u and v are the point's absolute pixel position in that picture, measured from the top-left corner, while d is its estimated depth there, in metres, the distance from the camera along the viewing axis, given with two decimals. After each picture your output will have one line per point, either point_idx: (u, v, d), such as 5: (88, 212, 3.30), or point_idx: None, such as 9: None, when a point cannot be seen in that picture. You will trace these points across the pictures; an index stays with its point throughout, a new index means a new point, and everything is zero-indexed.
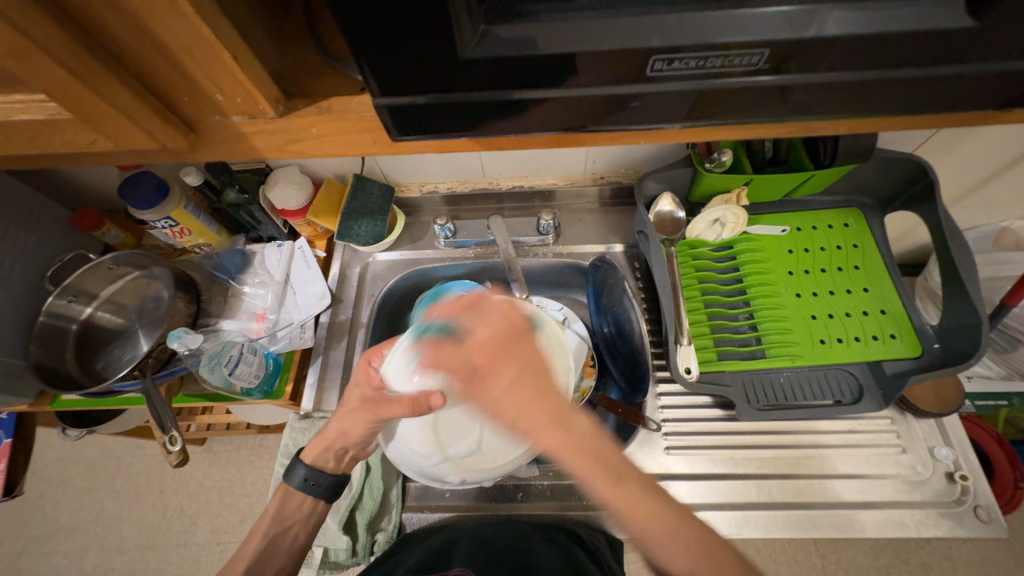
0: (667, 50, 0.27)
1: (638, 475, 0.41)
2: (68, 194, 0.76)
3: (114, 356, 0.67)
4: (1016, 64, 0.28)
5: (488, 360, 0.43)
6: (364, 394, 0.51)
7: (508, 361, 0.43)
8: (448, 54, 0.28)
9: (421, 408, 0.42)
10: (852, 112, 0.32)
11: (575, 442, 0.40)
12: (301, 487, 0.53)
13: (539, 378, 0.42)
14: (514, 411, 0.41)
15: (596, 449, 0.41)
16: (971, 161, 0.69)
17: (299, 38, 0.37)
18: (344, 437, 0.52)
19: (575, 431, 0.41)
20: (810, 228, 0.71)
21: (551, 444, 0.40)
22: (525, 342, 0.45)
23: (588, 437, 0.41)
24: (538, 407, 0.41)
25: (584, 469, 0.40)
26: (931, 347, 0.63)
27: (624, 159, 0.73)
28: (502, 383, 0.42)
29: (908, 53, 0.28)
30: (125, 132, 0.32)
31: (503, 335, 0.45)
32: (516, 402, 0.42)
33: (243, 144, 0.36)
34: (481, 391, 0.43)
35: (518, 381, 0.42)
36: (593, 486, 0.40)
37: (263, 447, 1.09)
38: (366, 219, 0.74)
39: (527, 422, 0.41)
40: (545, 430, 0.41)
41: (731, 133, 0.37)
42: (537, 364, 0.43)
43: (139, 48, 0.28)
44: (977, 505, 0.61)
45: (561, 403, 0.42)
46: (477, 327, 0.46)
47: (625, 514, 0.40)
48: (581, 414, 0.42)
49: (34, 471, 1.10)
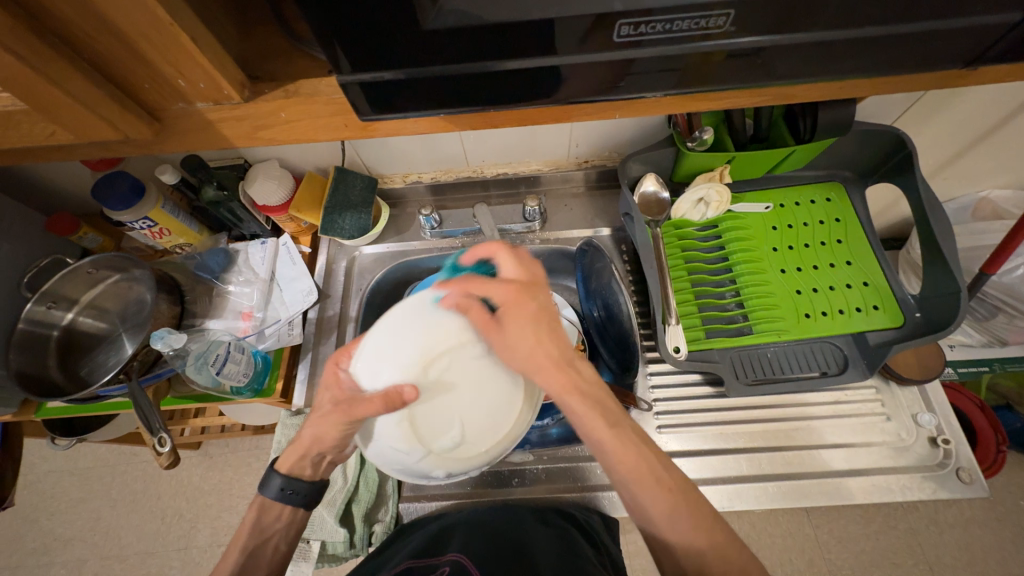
0: (629, 15, 0.27)
1: (628, 419, 0.45)
2: (41, 198, 0.74)
3: (98, 361, 0.66)
4: (975, 19, 0.28)
5: (516, 292, 0.45)
6: (334, 397, 0.48)
7: (534, 296, 0.45)
8: (410, 26, 0.27)
9: (395, 402, 0.42)
10: (821, 74, 0.32)
11: (580, 383, 0.44)
12: (278, 497, 0.53)
13: (550, 325, 0.45)
14: (529, 349, 0.44)
15: (596, 395, 0.44)
16: (948, 131, 0.69)
17: (263, 22, 0.37)
18: (319, 442, 0.50)
19: (579, 375, 0.44)
20: (793, 204, 0.72)
21: (561, 383, 0.44)
22: (542, 289, 0.46)
23: (593, 384, 0.45)
24: (550, 351, 0.44)
25: (586, 411, 0.43)
26: (913, 316, 0.64)
27: (608, 142, 0.73)
28: (519, 322, 0.44)
29: (868, 12, 0.28)
30: (85, 123, 0.31)
31: (532, 283, 0.46)
32: (531, 339, 0.44)
33: (210, 132, 0.35)
34: (498, 326, 0.44)
35: (538, 320, 0.44)
36: (593, 427, 0.43)
37: (259, 448, 1.08)
38: (350, 212, 0.73)
39: (541, 360, 0.44)
40: (555, 372, 0.44)
41: (707, 103, 0.36)
42: (551, 309, 0.46)
43: (92, 32, 0.27)
44: (959, 467, 0.62)
45: (567, 351, 0.45)
46: (497, 283, 0.45)
47: (618, 459, 0.43)
48: (588, 364, 0.47)
49: (26, 483, 1.09)
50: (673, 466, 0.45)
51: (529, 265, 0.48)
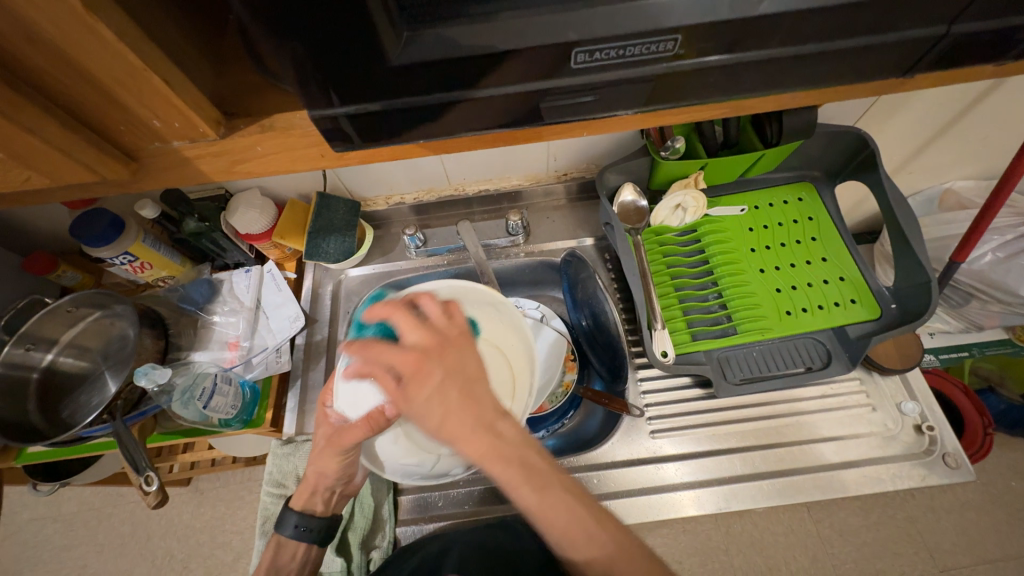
0: (586, 43, 0.29)
1: (563, 476, 0.40)
2: (18, 239, 0.73)
3: (81, 402, 0.64)
4: (908, 32, 0.30)
5: (416, 363, 0.38)
6: (326, 434, 0.53)
7: (436, 361, 0.38)
8: (378, 62, 0.28)
9: (378, 423, 0.45)
10: (772, 87, 0.34)
11: (502, 448, 0.38)
12: (293, 534, 0.54)
13: (466, 388, 0.38)
14: (441, 418, 0.37)
15: (523, 454, 0.39)
16: (907, 129, 0.72)
17: (237, 59, 0.37)
18: (323, 478, 0.53)
19: (503, 439, 0.38)
20: (767, 205, 0.74)
21: (477, 454, 0.37)
22: (461, 346, 0.40)
23: (516, 444, 0.39)
24: (466, 418, 0.38)
25: (509, 480, 0.38)
26: (889, 307, 0.66)
27: (585, 155, 0.74)
28: (428, 391, 0.38)
29: (809, 30, 0.30)
30: (61, 167, 0.31)
31: (439, 344, 0.39)
32: (443, 407, 0.37)
33: (188, 169, 0.36)
34: (406, 396, 0.38)
35: (445, 387, 0.38)
36: (517, 495, 0.38)
37: (251, 480, 1.05)
38: (334, 236, 0.73)
39: (453, 430, 0.37)
40: (472, 438, 0.37)
41: (670, 118, 0.38)
42: (469, 368, 0.39)
43: (66, 79, 0.28)
44: (945, 452, 0.64)
45: (489, 410, 0.39)
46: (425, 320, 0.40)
47: (543, 516, 0.38)
48: (511, 419, 0.39)
49: (8, 534, 1.04)
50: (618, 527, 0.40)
51: (438, 319, 0.41)
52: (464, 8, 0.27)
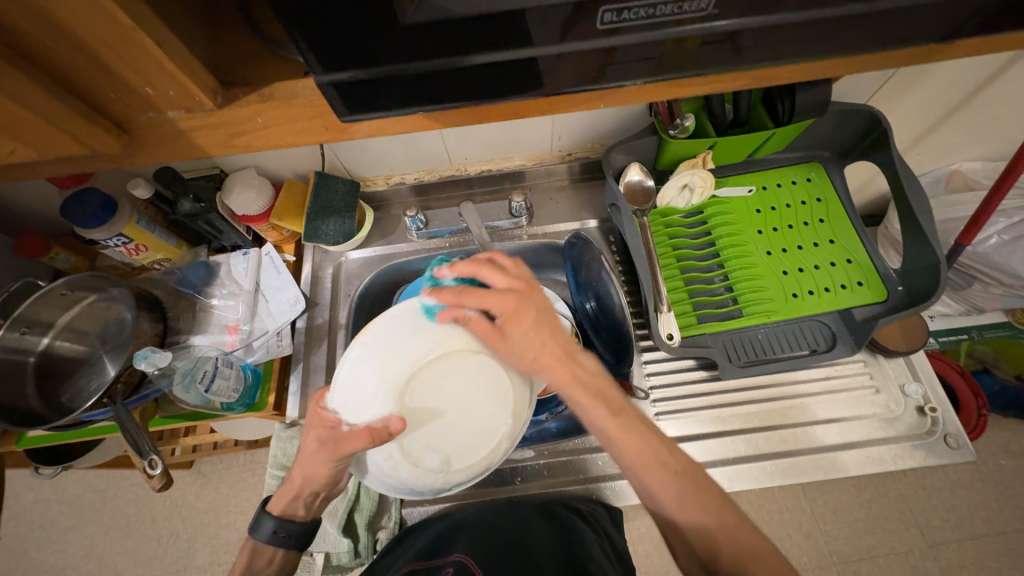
0: (614, 1, 0.27)
1: (636, 410, 0.47)
2: (7, 219, 0.71)
3: (80, 386, 0.63)
4: None
5: (514, 303, 0.46)
6: (319, 435, 0.46)
7: (530, 302, 0.47)
8: (389, 22, 0.26)
9: (381, 435, 0.42)
10: (794, 55, 0.32)
11: (581, 376, 0.47)
12: (270, 540, 0.51)
13: (551, 330, 0.47)
14: (535, 351, 0.46)
15: (598, 386, 0.47)
16: (920, 108, 0.71)
17: (231, 25, 0.35)
18: (311, 481, 0.49)
19: (581, 368, 0.47)
20: (775, 186, 0.73)
21: (563, 379, 0.46)
22: (537, 295, 0.48)
23: (595, 373, 0.47)
24: (554, 350, 0.47)
25: (587, 404, 0.46)
26: (896, 289, 0.66)
27: (590, 133, 0.72)
28: (523, 331, 0.46)
29: None
30: (48, 138, 0.29)
31: (524, 289, 0.47)
32: (538, 341, 0.46)
33: (183, 141, 0.34)
34: (503, 335, 0.46)
35: (541, 323, 0.47)
36: (596, 416, 0.46)
37: (254, 462, 1.06)
38: (334, 217, 0.72)
39: (544, 362, 0.46)
40: (558, 366, 0.47)
41: (691, 89, 0.37)
42: (550, 318, 0.47)
43: (49, 39, 0.26)
44: (946, 433, 0.65)
45: (569, 342, 0.48)
46: (500, 279, 0.47)
47: (622, 446, 0.45)
48: (590, 356, 0.49)
49: (13, 516, 1.05)
50: (672, 441, 0.46)
51: (514, 272, 0.48)
52: None
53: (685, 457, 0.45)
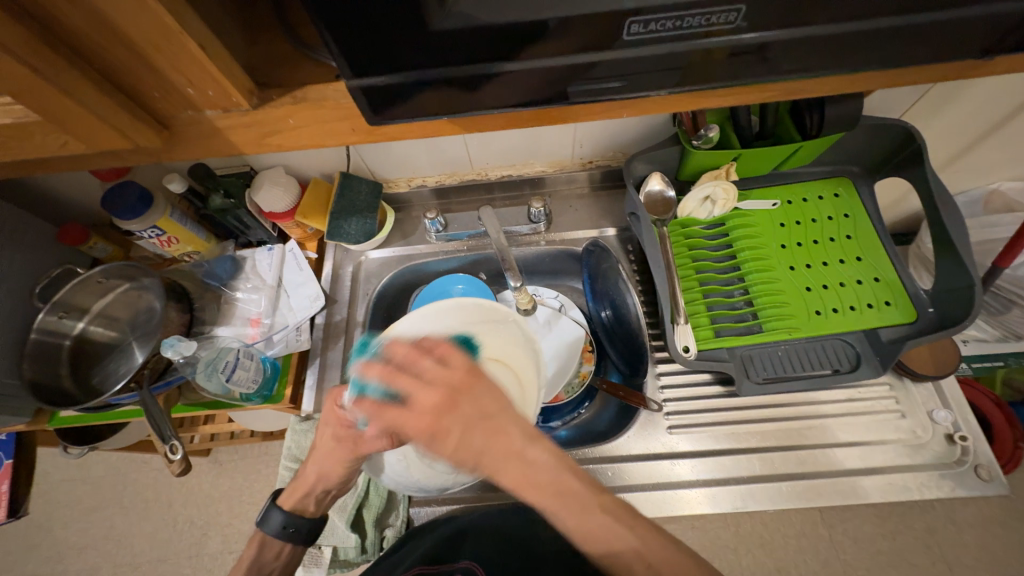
0: (640, 12, 0.27)
1: (602, 497, 0.41)
2: (53, 208, 0.75)
3: (109, 370, 0.66)
4: (984, 8, 0.28)
5: (435, 419, 0.40)
6: (336, 433, 0.49)
7: (453, 416, 0.40)
8: (418, 29, 0.27)
9: (400, 438, 0.44)
10: (824, 68, 0.32)
11: (534, 477, 0.40)
12: (279, 534, 0.51)
13: (490, 425, 0.40)
14: (477, 460, 0.40)
15: (556, 483, 0.40)
16: (958, 124, 0.68)
17: (270, 29, 0.37)
18: (324, 479, 0.51)
19: (535, 467, 0.40)
20: (801, 200, 0.71)
21: (512, 484, 0.40)
22: (476, 386, 0.41)
23: (549, 469, 0.40)
24: (497, 448, 0.40)
25: (545, 504, 0.40)
26: (926, 312, 0.63)
27: (612, 142, 0.72)
28: (454, 437, 0.39)
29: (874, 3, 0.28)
30: (96, 132, 0.31)
31: (462, 384, 0.41)
32: (473, 448, 0.40)
33: (219, 139, 0.35)
34: (435, 445, 0.40)
35: (473, 428, 0.40)
36: (554, 518, 0.40)
37: (267, 454, 1.08)
38: (355, 217, 0.73)
39: (488, 463, 0.40)
40: (507, 466, 0.40)
41: (717, 100, 0.36)
42: (487, 407, 0.40)
43: (102, 39, 0.27)
44: (977, 463, 0.62)
45: (516, 438, 0.40)
46: (420, 390, 0.40)
47: (588, 543, 0.40)
48: (544, 447, 0.41)
49: (41, 493, 1.10)
50: (640, 521, 0.41)
51: (445, 367, 0.41)
52: None
53: (656, 536, 0.40)
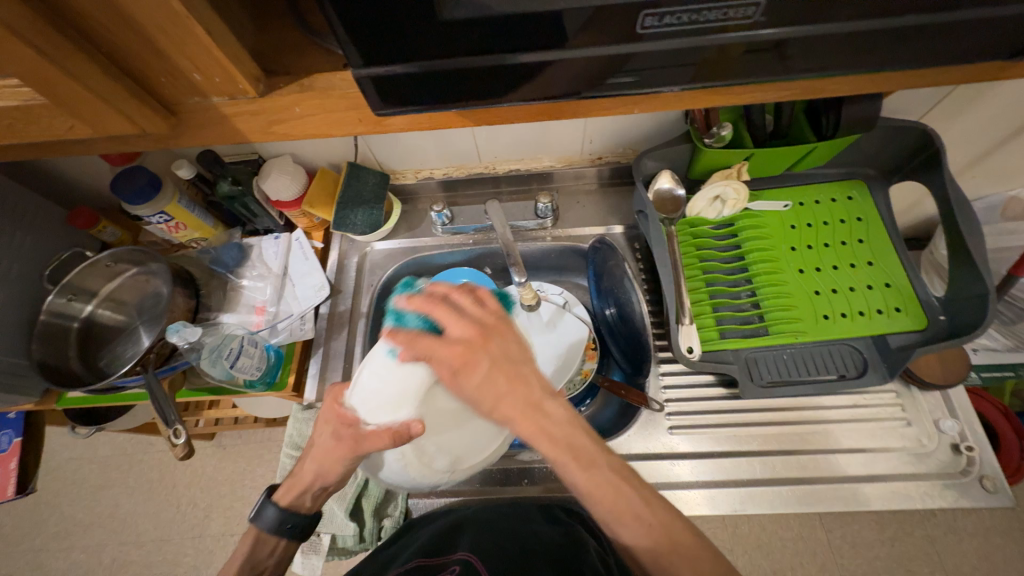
0: (654, 5, 0.27)
1: (608, 456, 0.42)
2: (63, 191, 0.76)
3: (116, 353, 0.67)
4: (1012, 9, 0.27)
5: (464, 357, 0.42)
6: (336, 431, 0.47)
7: (484, 353, 0.42)
8: (428, 17, 0.27)
9: (403, 437, 0.42)
10: (842, 67, 0.31)
11: (548, 428, 0.41)
12: (272, 529, 0.51)
13: (512, 371, 0.42)
14: (494, 402, 0.41)
15: (569, 438, 0.41)
16: (980, 128, 0.66)
17: (278, 16, 0.36)
18: (322, 478, 0.50)
19: (552, 416, 0.42)
20: (812, 202, 0.70)
21: (526, 432, 0.41)
22: (505, 332, 0.43)
23: (564, 424, 0.42)
24: (516, 397, 0.41)
25: (559, 455, 0.41)
26: (937, 319, 0.62)
27: (622, 138, 0.71)
28: (477, 377, 0.41)
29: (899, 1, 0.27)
30: (102, 117, 0.31)
31: (494, 330, 0.43)
32: (494, 393, 0.41)
33: (225, 126, 0.35)
34: (460, 380, 0.42)
35: (496, 374, 0.42)
36: (565, 470, 0.41)
37: (270, 440, 1.09)
38: (362, 208, 0.73)
39: (506, 410, 0.41)
40: (524, 414, 0.41)
41: (731, 98, 0.35)
42: (512, 355, 0.42)
43: (107, 23, 0.27)
44: (983, 475, 0.61)
45: (535, 389, 0.42)
46: (456, 326, 0.42)
47: (597, 499, 0.41)
48: (561, 402, 0.42)
49: (49, 470, 1.12)
50: (646, 489, 0.42)
51: (475, 311, 0.44)
52: None
53: (671, 515, 0.41)
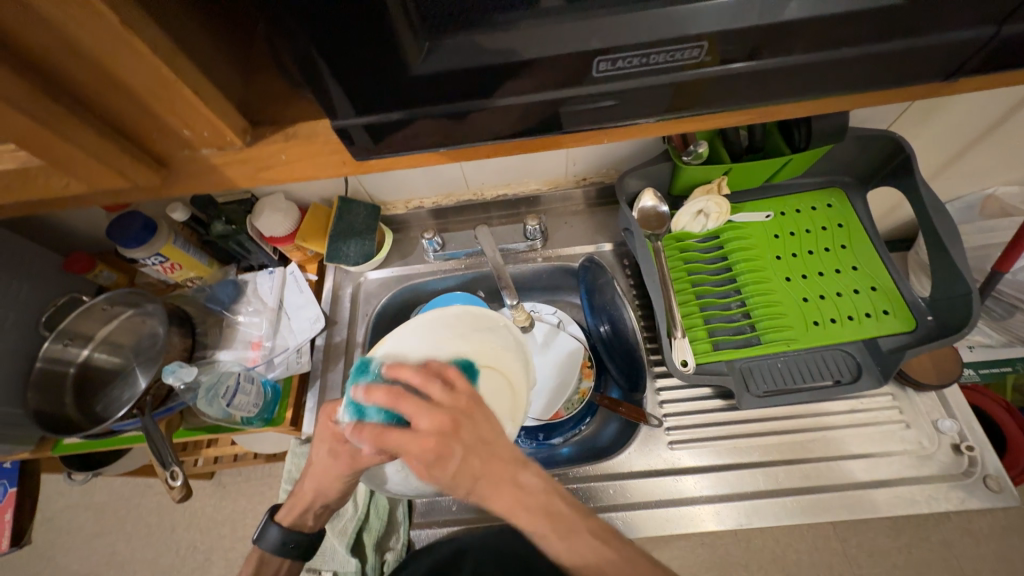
0: (609, 51, 0.28)
1: (586, 519, 0.41)
2: (60, 239, 0.77)
3: (112, 397, 0.67)
4: (944, 36, 0.29)
5: (438, 445, 0.39)
6: (332, 450, 0.48)
7: (457, 440, 0.40)
8: (401, 71, 0.29)
9: (393, 451, 0.42)
10: (796, 94, 0.33)
11: (524, 500, 0.40)
12: (277, 550, 0.51)
13: (490, 451, 0.41)
14: (472, 480, 0.40)
15: (547, 506, 0.40)
16: (946, 133, 0.69)
17: (264, 69, 0.38)
18: (322, 496, 0.51)
19: (525, 489, 0.41)
20: (794, 212, 0.72)
21: (504, 508, 0.40)
22: (479, 413, 0.42)
23: (539, 492, 0.41)
24: (494, 472, 0.40)
25: (535, 527, 0.40)
26: (925, 320, 0.63)
27: (604, 159, 0.74)
28: (454, 462, 0.39)
29: (838, 34, 0.29)
30: (97, 173, 0.32)
31: (465, 409, 0.41)
32: (471, 474, 0.40)
33: (216, 175, 0.37)
34: (431, 473, 0.40)
35: (473, 458, 0.40)
36: (545, 543, 0.40)
37: (270, 476, 1.07)
38: (354, 239, 0.74)
39: (484, 484, 0.40)
40: (501, 488, 0.40)
41: (697, 125, 0.37)
42: (486, 437, 0.41)
43: (102, 89, 0.29)
44: (986, 474, 0.61)
45: (510, 462, 0.41)
46: (421, 412, 0.40)
47: (580, 571, 0.39)
48: (533, 470, 0.42)
49: (45, 520, 1.09)
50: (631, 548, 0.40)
51: (457, 389, 0.42)
52: (485, 17, 0.28)
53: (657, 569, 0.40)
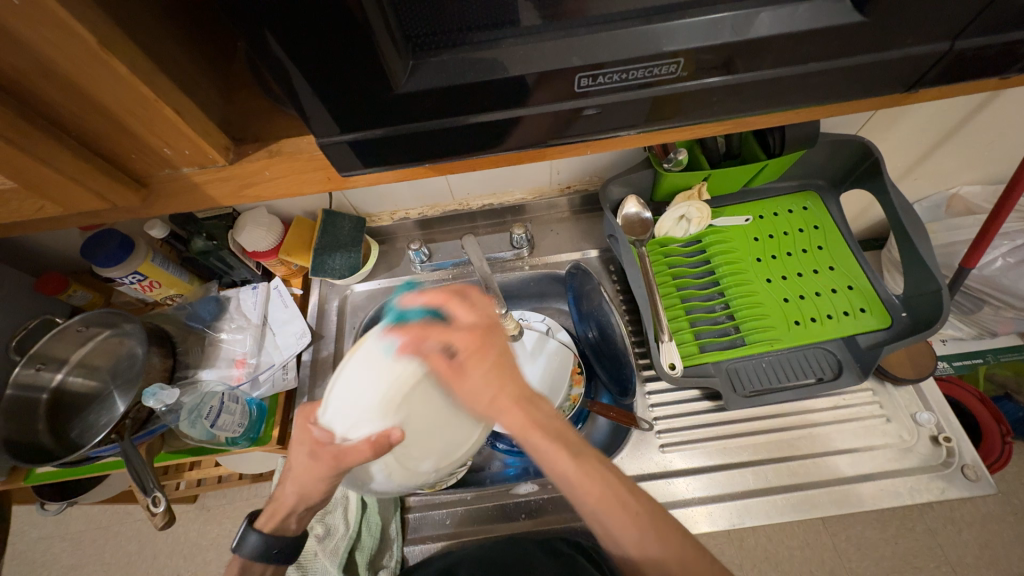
0: (589, 68, 0.29)
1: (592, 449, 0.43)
2: (32, 259, 0.74)
3: (88, 422, 0.65)
4: (904, 50, 0.31)
5: (473, 342, 0.42)
6: (313, 451, 0.45)
7: (491, 347, 0.43)
8: (386, 89, 0.29)
9: (382, 447, 0.40)
10: (768, 105, 0.34)
11: (535, 423, 0.42)
12: (257, 555, 0.48)
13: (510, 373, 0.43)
14: (493, 397, 0.42)
15: (556, 428, 0.43)
16: (911, 136, 0.72)
17: (244, 85, 0.38)
18: (304, 499, 0.49)
19: (541, 412, 0.43)
20: (772, 215, 0.74)
21: (517, 428, 0.42)
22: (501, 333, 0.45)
23: (550, 417, 0.43)
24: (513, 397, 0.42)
25: (551, 453, 0.41)
26: (900, 316, 0.65)
27: (587, 167, 0.75)
28: (477, 376, 0.42)
29: (806, 49, 0.30)
30: (75, 196, 0.32)
31: (487, 328, 0.44)
32: (492, 386, 0.42)
33: (198, 194, 0.36)
34: (461, 374, 0.42)
35: (497, 372, 0.42)
36: (554, 463, 0.41)
37: (256, 497, 1.04)
38: (339, 252, 0.74)
39: (501, 405, 0.42)
40: (512, 410, 0.42)
41: (675, 135, 0.38)
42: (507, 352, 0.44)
43: (79, 110, 0.29)
44: (964, 464, 0.63)
45: (523, 386, 0.43)
46: (465, 315, 0.44)
47: (586, 491, 0.41)
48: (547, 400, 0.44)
49: (15, 554, 1.04)
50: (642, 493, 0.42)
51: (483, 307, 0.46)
52: (468, 37, 0.28)
53: (659, 510, 0.42)
